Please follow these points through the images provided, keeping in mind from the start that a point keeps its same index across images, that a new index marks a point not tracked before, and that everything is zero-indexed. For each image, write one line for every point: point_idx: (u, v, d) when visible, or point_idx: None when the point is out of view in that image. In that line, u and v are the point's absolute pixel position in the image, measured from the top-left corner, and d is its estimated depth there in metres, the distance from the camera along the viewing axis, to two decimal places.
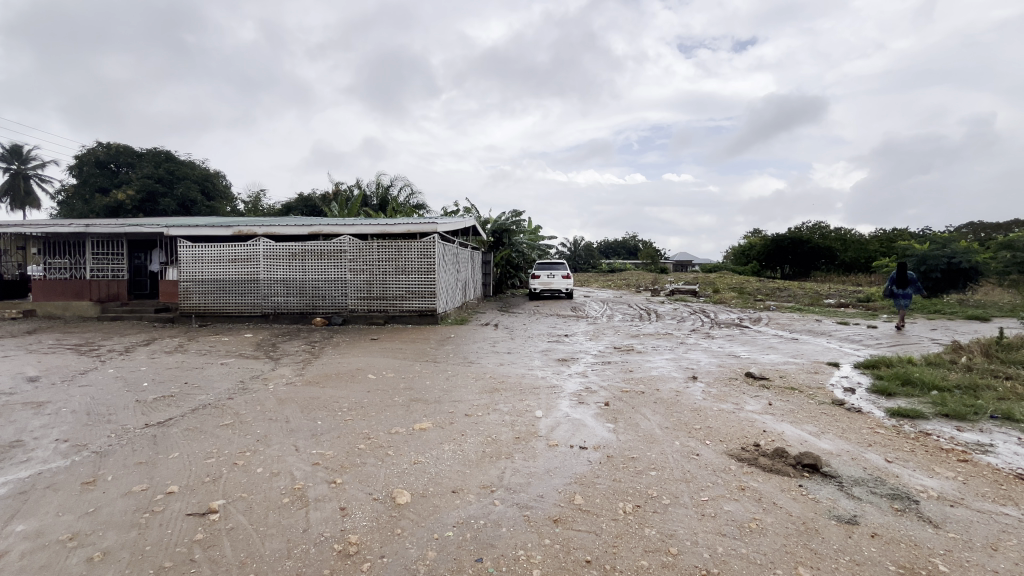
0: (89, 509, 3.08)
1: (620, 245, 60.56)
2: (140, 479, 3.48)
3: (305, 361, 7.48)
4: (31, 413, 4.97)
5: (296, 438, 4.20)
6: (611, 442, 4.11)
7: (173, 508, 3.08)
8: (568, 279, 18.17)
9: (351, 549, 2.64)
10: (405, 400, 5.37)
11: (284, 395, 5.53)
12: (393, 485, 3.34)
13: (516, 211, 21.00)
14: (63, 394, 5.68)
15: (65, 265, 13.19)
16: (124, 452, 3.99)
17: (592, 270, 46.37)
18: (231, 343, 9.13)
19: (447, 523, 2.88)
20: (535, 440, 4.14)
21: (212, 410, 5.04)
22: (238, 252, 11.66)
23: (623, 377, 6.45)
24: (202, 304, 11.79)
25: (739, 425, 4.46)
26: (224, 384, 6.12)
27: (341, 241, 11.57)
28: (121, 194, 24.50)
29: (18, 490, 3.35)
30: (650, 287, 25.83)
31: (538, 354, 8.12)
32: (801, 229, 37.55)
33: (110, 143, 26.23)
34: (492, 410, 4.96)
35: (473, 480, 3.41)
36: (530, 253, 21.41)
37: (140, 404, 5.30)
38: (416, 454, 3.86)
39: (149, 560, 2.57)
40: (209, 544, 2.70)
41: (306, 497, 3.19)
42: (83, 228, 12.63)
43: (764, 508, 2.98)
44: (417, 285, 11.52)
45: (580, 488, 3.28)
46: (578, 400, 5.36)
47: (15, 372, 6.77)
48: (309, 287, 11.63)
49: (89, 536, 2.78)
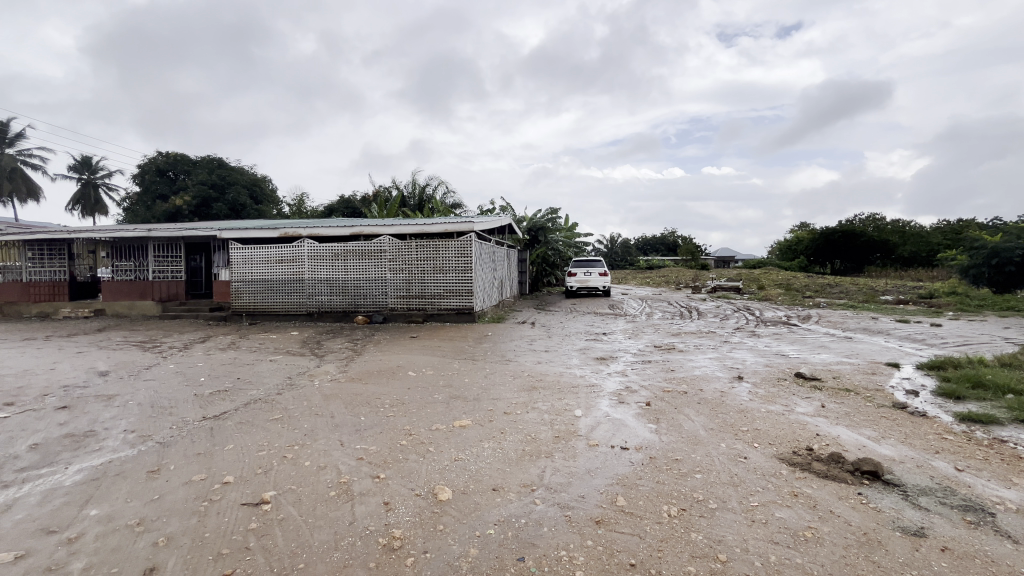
0: (154, 497, 3.27)
1: (659, 242, 59.12)
2: (199, 469, 3.67)
3: (348, 358, 7.70)
4: (103, 405, 5.36)
5: (341, 434, 4.33)
6: (654, 443, 4.01)
7: (228, 498, 3.24)
8: (605, 276, 17.95)
9: (395, 544, 2.69)
10: (445, 397, 5.44)
11: (329, 391, 5.71)
12: (434, 482, 3.38)
13: (551, 209, 21.04)
14: (130, 388, 6.08)
15: (130, 267, 14.12)
16: (183, 444, 4.21)
17: (629, 267, 45.60)
18: (280, 340, 9.54)
19: (488, 521, 2.89)
20: (575, 440, 4.09)
21: (263, 405, 5.28)
22: (285, 253, 12.14)
23: (664, 377, 6.26)
24: (252, 304, 12.36)
25: (790, 428, 4.25)
26: (274, 380, 6.39)
27: (381, 241, 11.83)
28: (179, 200, 26.13)
29: (92, 476, 3.61)
30: (690, 284, 25.33)
31: (576, 352, 8.03)
32: (853, 222, 35.83)
33: (169, 152, 27.90)
34: (531, 408, 4.95)
35: (513, 479, 3.41)
36: (567, 251, 21.36)
37: (197, 398, 5.61)
38: (458, 451, 3.90)
39: (208, 547, 2.70)
40: (263, 533, 2.82)
41: (352, 491, 3.28)
42: (146, 232, 13.48)
43: (820, 517, 2.83)
44: (455, 284, 11.63)
45: (623, 490, 3.22)
46: (618, 399, 5.27)
47: (89, 367, 7.32)
48: (351, 287, 11.97)
49: (154, 522, 2.95)
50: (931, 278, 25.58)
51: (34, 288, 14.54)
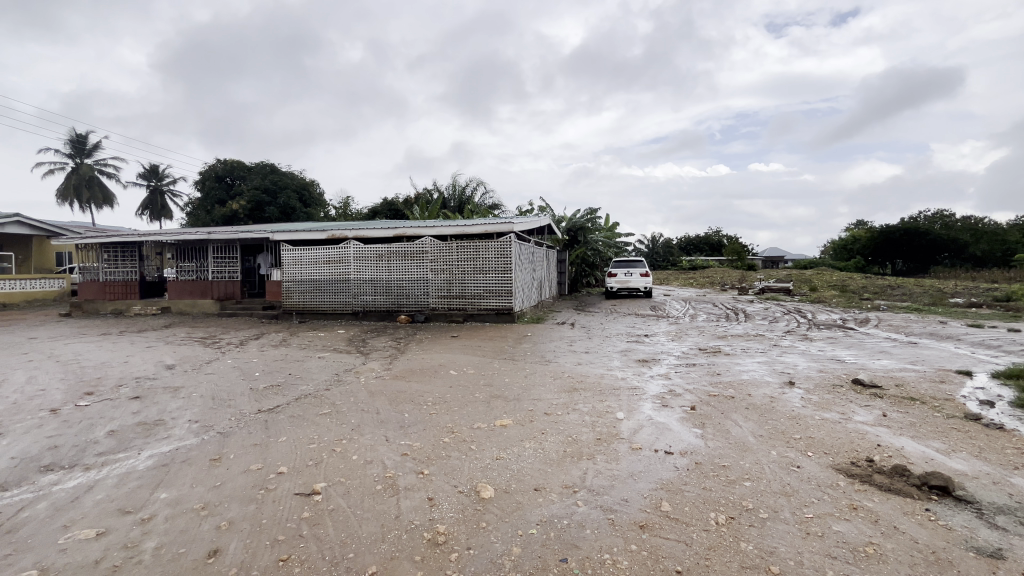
0: (217, 483, 3.49)
1: (703, 242, 57.31)
2: (256, 459, 3.88)
3: (391, 357, 7.92)
4: (171, 396, 5.76)
5: (386, 430, 4.45)
6: (700, 448, 3.90)
7: (283, 487, 3.40)
8: (646, 277, 17.58)
9: (440, 539, 2.74)
10: (485, 396, 5.49)
11: (374, 388, 5.89)
12: (476, 479, 3.42)
13: (591, 209, 20.83)
14: (194, 381, 6.51)
15: (193, 268, 15.09)
16: (241, 434, 4.46)
17: (671, 267, 44.46)
18: (327, 338, 9.91)
19: (530, 520, 2.90)
20: (617, 442, 4.04)
21: (313, 399, 5.51)
22: (332, 254, 12.63)
23: (709, 380, 6.08)
24: (302, 303, 12.92)
25: (847, 437, 4.03)
26: (322, 376, 6.66)
27: (423, 242, 12.07)
28: (235, 204, 27.68)
29: (162, 462, 3.89)
30: (736, 285, 24.41)
31: (617, 354, 7.91)
32: (917, 220, 33.53)
33: (227, 160, 29.59)
34: (571, 410, 4.92)
35: (555, 479, 3.40)
36: (607, 251, 21.08)
37: (253, 391, 5.92)
38: (499, 450, 3.94)
39: (266, 533, 2.85)
40: (315, 522, 2.94)
41: (397, 485, 3.37)
42: (207, 235, 14.37)
43: (882, 532, 2.67)
44: (494, 284, 11.71)
45: (667, 495, 3.15)
46: (661, 402, 5.16)
47: (157, 360, 7.88)
48: (394, 287, 12.29)
49: (216, 507, 3.15)
50: (1008, 279, 23.51)
51: (109, 287, 15.78)
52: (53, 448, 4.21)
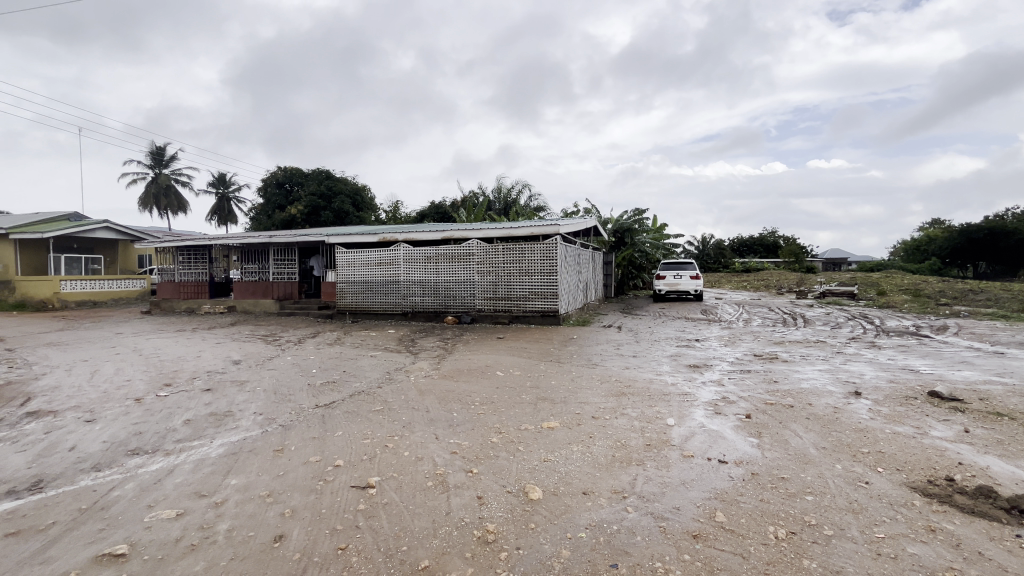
0: (280, 472, 3.70)
1: (757, 242, 54.96)
2: (315, 451, 4.09)
3: (440, 356, 8.09)
4: (238, 389, 6.17)
5: (436, 428, 4.57)
6: (756, 458, 3.74)
7: (340, 479, 3.56)
8: (697, 279, 17.02)
9: (489, 538, 2.78)
10: (532, 398, 5.52)
11: (424, 387, 6.05)
12: (524, 480, 3.45)
13: (638, 210, 20.45)
14: (258, 375, 6.94)
15: (256, 270, 16.05)
16: (300, 428, 4.70)
17: (723, 270, 42.79)
18: (378, 338, 10.26)
19: (579, 524, 2.89)
20: (668, 449, 3.94)
21: (366, 396, 5.74)
22: (383, 257, 13.08)
23: (766, 388, 5.81)
24: (354, 303, 13.45)
25: (923, 453, 3.73)
26: (375, 374, 6.91)
27: (469, 245, 12.27)
28: (294, 209, 29.24)
29: (232, 450, 4.17)
30: (795, 288, 23.16)
31: (666, 359, 7.73)
32: (1003, 219, 30.72)
33: (286, 167, 31.28)
34: (619, 414, 4.85)
35: (603, 484, 3.37)
36: (655, 253, 20.62)
37: (311, 387, 6.23)
38: (547, 452, 3.94)
39: (326, 522, 3.00)
40: (370, 514, 3.06)
41: (447, 483, 3.45)
42: (268, 239, 15.26)
43: (965, 558, 2.46)
44: (540, 286, 11.71)
45: (722, 505, 3.05)
46: (714, 409, 4.99)
47: (225, 356, 8.46)
48: (441, 288, 12.56)
49: (280, 495, 3.34)
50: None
51: (182, 287, 17.06)
52: (138, 434, 4.61)
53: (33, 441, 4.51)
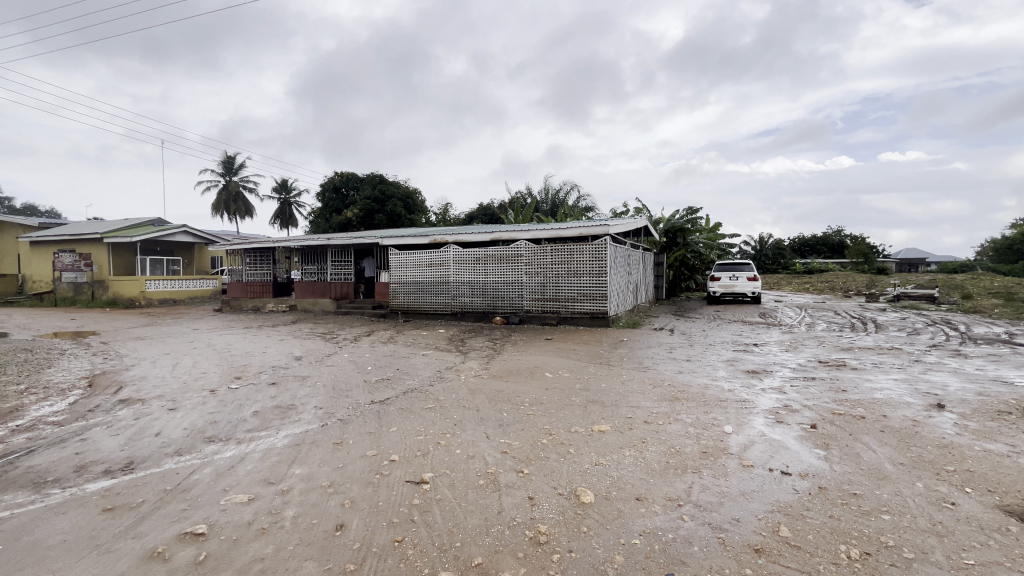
0: (340, 465, 3.87)
1: (822, 242, 51.69)
2: (372, 446, 4.25)
3: (489, 357, 8.17)
4: (300, 384, 6.51)
5: (486, 427, 4.62)
6: (824, 471, 3.52)
7: (395, 474, 3.68)
8: (754, 281, 16.23)
9: (541, 539, 2.78)
10: (582, 400, 5.46)
11: (474, 386, 6.15)
12: (575, 483, 3.42)
13: (691, 209, 19.78)
14: (318, 371, 7.30)
15: (315, 271, 16.90)
16: (357, 422, 4.90)
17: (783, 271, 40.59)
18: (429, 337, 10.52)
19: (633, 530, 2.83)
20: (725, 458, 3.79)
21: (418, 394, 5.90)
22: (433, 258, 13.40)
23: (833, 397, 5.45)
24: (406, 303, 13.86)
25: (1020, 475, 3.37)
26: (426, 372, 7.08)
27: (518, 246, 12.32)
28: (350, 212, 30.57)
29: (295, 442, 4.41)
30: (866, 291, 21.56)
31: (721, 363, 7.43)
32: None
33: (343, 172, 32.71)
34: (673, 420, 4.71)
35: (658, 491, 3.28)
36: (709, 253, 19.88)
37: (367, 383, 6.48)
38: (598, 456, 3.89)
39: (383, 514, 3.10)
40: (424, 509, 3.15)
41: (498, 482, 3.48)
42: (327, 241, 16.02)
43: None
44: (589, 287, 11.58)
45: (786, 519, 2.89)
46: (775, 418, 4.74)
47: (289, 352, 8.97)
48: (490, 289, 12.70)
49: (340, 486, 3.49)
50: None
51: (250, 287, 18.21)
52: (213, 423, 4.97)
53: (125, 426, 4.98)
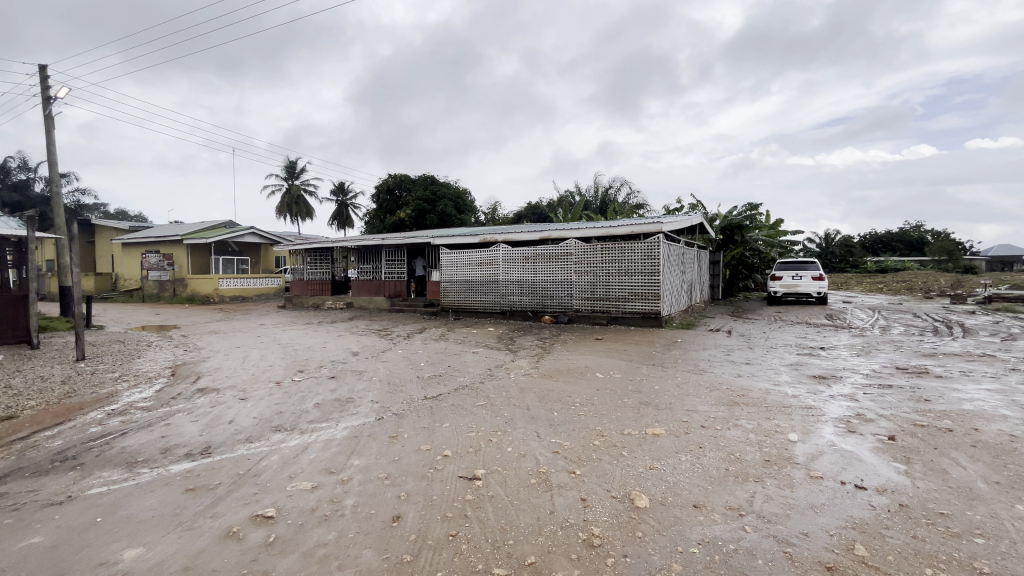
0: (396, 457, 4.00)
1: (897, 239, 47.72)
2: (426, 440, 4.35)
3: (538, 355, 8.17)
4: (357, 378, 6.79)
5: (537, 426, 4.62)
6: (904, 487, 3.24)
7: (449, 469, 3.75)
8: (820, 280, 15.22)
9: (595, 542, 2.74)
10: (635, 402, 5.34)
11: (524, 384, 6.16)
12: (629, 487, 3.34)
13: (751, 205, 18.85)
14: (374, 366, 7.59)
15: (370, 270, 17.58)
16: (411, 417, 5.04)
17: (852, 270, 37.85)
18: (478, 335, 10.66)
19: (691, 538, 2.73)
20: (791, 467, 3.58)
21: (469, 390, 5.99)
22: (483, 257, 13.57)
23: (913, 407, 5.01)
24: (457, 301, 14.12)
25: None
26: (477, 370, 7.17)
27: (567, 244, 12.24)
28: (403, 213, 31.53)
29: (353, 434, 4.60)
30: (951, 291, 19.66)
31: (784, 367, 7.03)
32: None
33: (396, 174, 33.72)
34: (732, 425, 4.50)
35: (717, 499, 3.15)
36: (769, 251, 18.88)
37: (420, 379, 6.66)
38: (652, 459, 3.78)
39: (437, 508, 3.17)
40: (477, 505, 3.18)
41: (550, 482, 3.46)
42: (381, 241, 16.62)
43: None
44: (640, 286, 11.31)
45: (862, 537, 2.68)
46: (846, 427, 4.42)
47: (346, 347, 9.38)
48: (539, 287, 12.69)
49: (396, 479, 3.61)
50: None
51: (311, 285, 19.21)
52: (279, 413, 5.28)
53: (203, 413, 5.40)
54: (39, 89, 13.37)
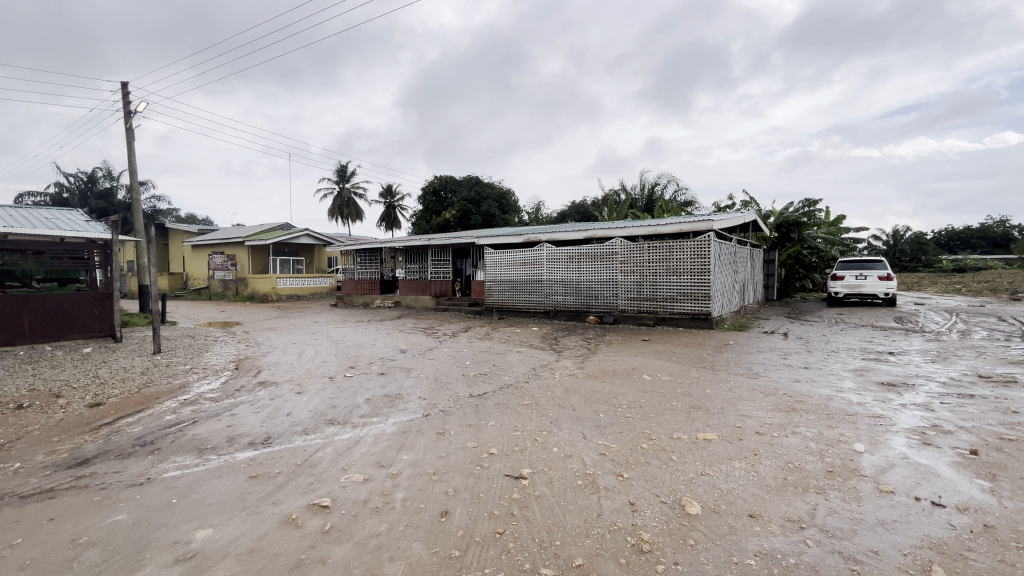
0: (443, 454, 4.07)
1: (978, 234, 43.70)
2: (472, 438, 4.40)
3: (583, 356, 8.09)
4: (405, 375, 6.97)
5: (583, 427, 4.57)
6: (989, 506, 2.96)
7: (495, 467, 3.78)
8: (888, 280, 14.17)
9: (644, 547, 2.68)
10: (684, 405, 5.17)
11: (569, 385, 6.12)
12: (680, 492, 3.25)
13: (809, 200, 17.86)
14: (421, 363, 7.77)
15: (417, 269, 18.00)
16: (458, 414, 5.12)
17: (925, 269, 35.03)
18: (523, 335, 10.67)
19: (747, 549, 2.62)
20: (857, 480, 3.35)
21: (514, 390, 6.02)
22: (527, 256, 13.60)
23: (999, 419, 4.57)
24: (501, 301, 14.21)
25: None
26: (522, 369, 7.19)
27: (613, 243, 12.05)
28: (448, 214, 32.11)
29: (403, 429, 4.72)
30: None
31: (848, 373, 6.60)
32: None
33: (441, 176, 34.38)
34: (790, 433, 4.28)
35: (775, 509, 3.00)
36: (830, 249, 17.82)
37: (466, 378, 6.75)
38: (704, 466, 3.65)
39: (484, 506, 3.19)
40: (524, 504, 3.19)
41: (597, 484, 3.41)
42: (427, 241, 17.00)
43: None
44: (689, 286, 10.96)
45: (940, 558, 2.48)
46: (921, 439, 4.09)
47: (395, 345, 9.65)
48: (584, 287, 12.56)
49: (444, 475, 3.67)
50: None
51: (361, 284, 19.92)
52: (333, 407, 5.51)
53: (264, 405, 5.72)
54: (121, 104, 14.58)
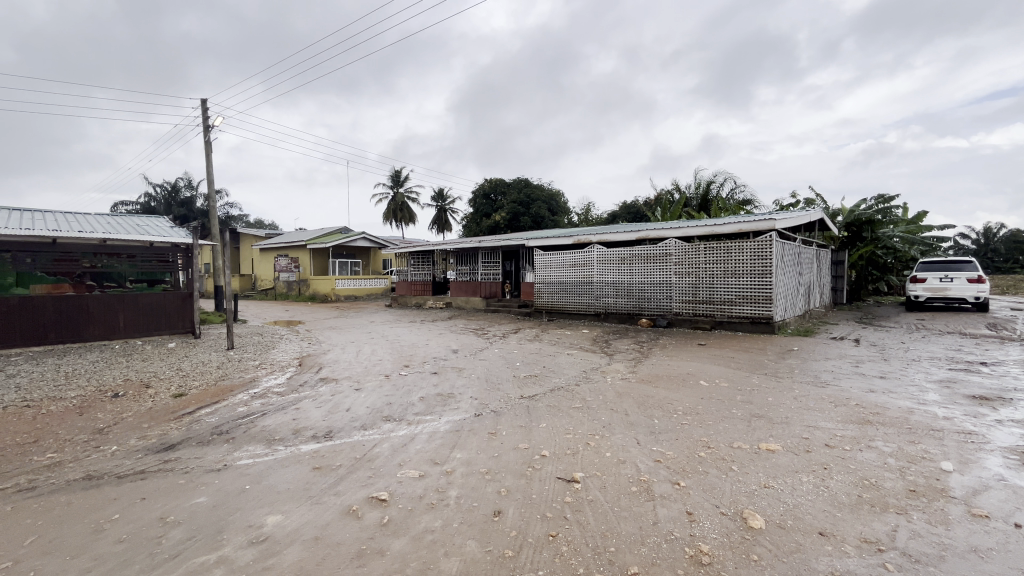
0: (495, 454, 4.11)
1: None
2: (523, 439, 4.42)
3: (636, 359, 7.92)
4: (457, 375, 7.10)
5: (636, 433, 4.47)
6: None
7: (547, 469, 3.77)
8: (978, 282, 12.85)
9: (704, 559, 2.58)
10: (744, 414, 4.94)
11: (621, 389, 6.00)
12: (741, 505, 3.10)
13: (884, 197, 16.58)
14: (472, 363, 7.90)
15: (468, 271, 18.33)
16: (509, 415, 5.14)
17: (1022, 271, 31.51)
18: (573, 337, 10.59)
19: (817, 569, 2.46)
20: (945, 502, 3.06)
21: (565, 392, 5.98)
22: (577, 258, 13.51)
23: None
24: (550, 302, 14.18)
25: None
26: (572, 371, 7.13)
27: (666, 244, 11.72)
28: (498, 217, 32.46)
29: (455, 428, 4.81)
30: None
31: (931, 384, 6.05)
32: None
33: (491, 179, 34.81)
34: (864, 446, 3.98)
35: (848, 528, 2.80)
36: (908, 249, 16.45)
37: (516, 379, 6.78)
38: (767, 477, 3.47)
39: (536, 508, 3.19)
40: (577, 508, 3.16)
41: (652, 491, 3.33)
42: (478, 243, 17.27)
43: None
44: (749, 288, 10.45)
45: None
46: (1020, 459, 3.68)
47: (447, 345, 9.87)
48: (636, 289, 12.29)
49: (497, 474, 3.71)
50: None
51: (414, 286, 20.54)
52: (389, 404, 5.71)
53: (326, 400, 6.02)
54: (201, 118, 15.84)
